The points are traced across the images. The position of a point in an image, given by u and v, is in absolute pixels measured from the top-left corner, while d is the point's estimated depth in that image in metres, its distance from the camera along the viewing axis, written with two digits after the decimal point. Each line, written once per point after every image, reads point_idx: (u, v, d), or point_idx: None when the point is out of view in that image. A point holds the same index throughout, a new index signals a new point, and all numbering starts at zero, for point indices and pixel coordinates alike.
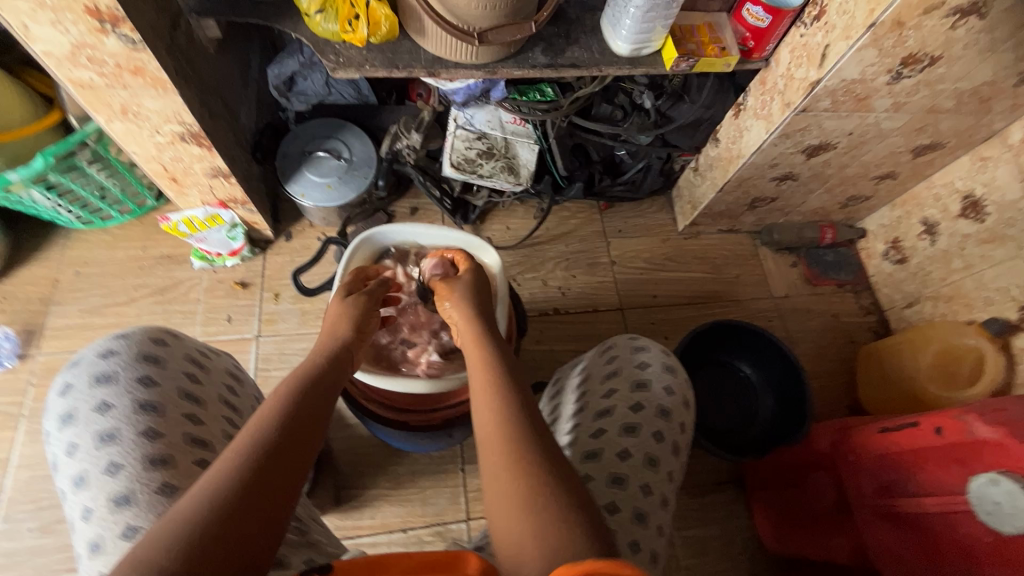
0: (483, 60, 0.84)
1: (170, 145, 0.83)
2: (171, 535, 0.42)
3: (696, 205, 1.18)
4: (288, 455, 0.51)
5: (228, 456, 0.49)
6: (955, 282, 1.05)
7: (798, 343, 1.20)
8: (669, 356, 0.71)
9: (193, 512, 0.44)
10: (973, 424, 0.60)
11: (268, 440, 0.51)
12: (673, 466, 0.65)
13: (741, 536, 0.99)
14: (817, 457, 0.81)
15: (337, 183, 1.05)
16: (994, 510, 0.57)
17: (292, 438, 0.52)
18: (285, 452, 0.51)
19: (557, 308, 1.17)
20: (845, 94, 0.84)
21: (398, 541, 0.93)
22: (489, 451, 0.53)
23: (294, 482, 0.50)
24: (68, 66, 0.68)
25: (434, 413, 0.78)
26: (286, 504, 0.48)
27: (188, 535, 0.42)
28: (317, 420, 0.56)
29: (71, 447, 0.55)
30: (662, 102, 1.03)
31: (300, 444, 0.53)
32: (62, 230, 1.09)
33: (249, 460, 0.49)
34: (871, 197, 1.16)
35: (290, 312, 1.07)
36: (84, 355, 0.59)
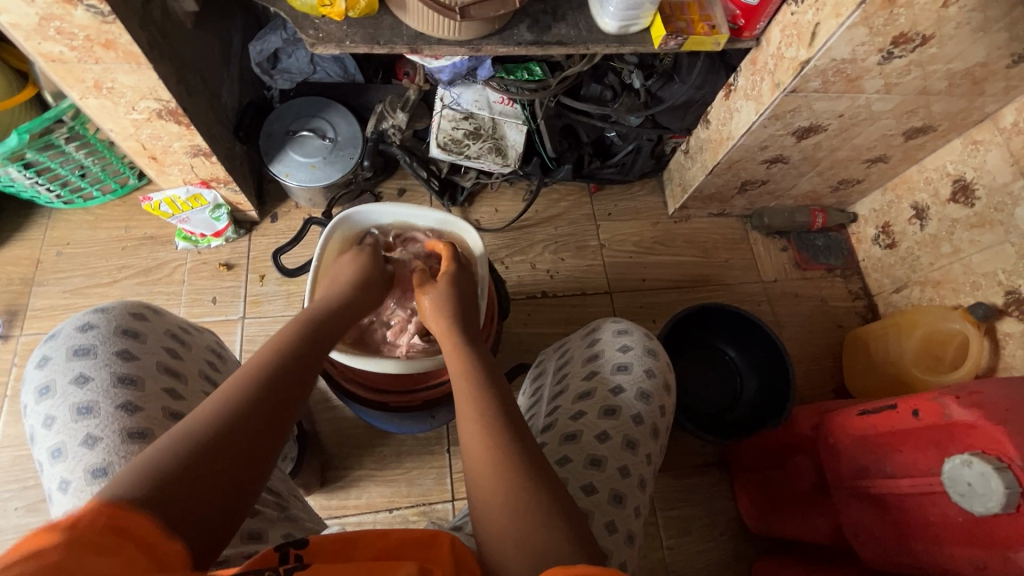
0: (466, 36, 0.82)
1: (147, 122, 0.81)
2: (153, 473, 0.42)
3: (686, 187, 1.17)
4: (285, 394, 0.53)
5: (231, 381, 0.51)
6: (943, 267, 1.05)
7: (785, 327, 1.20)
8: (652, 340, 0.70)
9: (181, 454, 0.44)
10: (950, 407, 0.59)
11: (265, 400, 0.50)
12: (652, 448, 0.65)
13: (724, 517, 1.00)
14: (799, 439, 0.82)
15: (321, 163, 1.04)
16: (966, 491, 0.55)
17: (288, 373, 0.54)
18: (282, 386, 0.53)
19: (545, 291, 1.17)
20: (836, 75, 0.83)
21: (384, 521, 0.93)
22: (467, 425, 0.54)
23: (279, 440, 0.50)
24: (37, 39, 0.66)
25: (414, 394, 0.79)
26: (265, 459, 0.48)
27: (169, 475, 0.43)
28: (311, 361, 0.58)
29: (48, 419, 0.54)
30: (652, 82, 1.02)
31: (297, 381, 0.55)
32: (44, 209, 1.07)
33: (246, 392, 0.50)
34: (863, 181, 1.15)
35: (275, 293, 1.06)
36: (62, 328, 0.58)
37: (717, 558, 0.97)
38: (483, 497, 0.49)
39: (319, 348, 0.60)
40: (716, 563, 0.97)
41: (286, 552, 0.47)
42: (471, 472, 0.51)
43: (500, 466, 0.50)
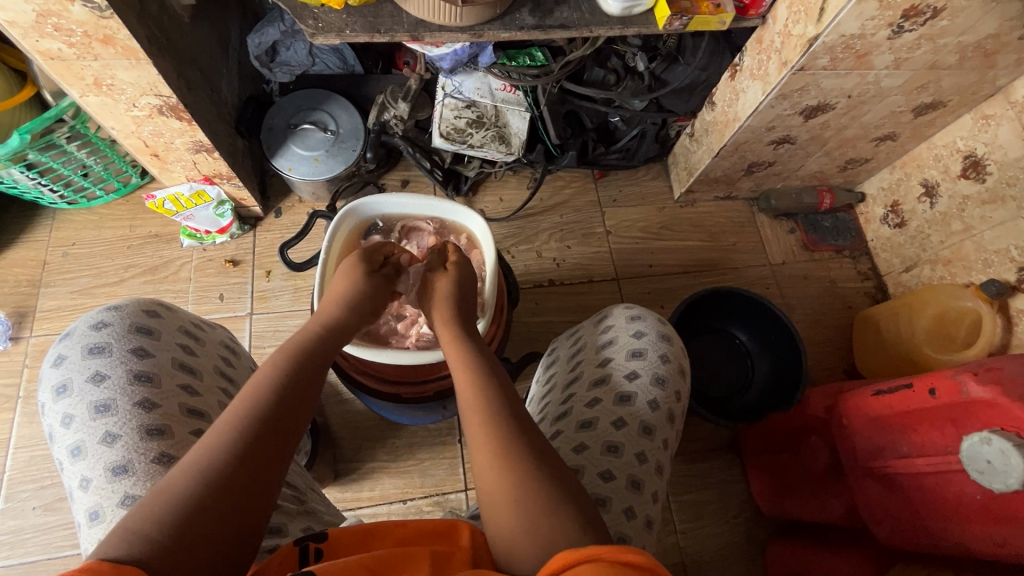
0: (468, 22, 0.80)
1: (148, 119, 0.81)
2: (162, 509, 0.42)
3: (692, 171, 1.16)
4: (276, 436, 0.50)
5: (219, 428, 0.49)
6: (954, 245, 1.04)
7: (795, 309, 1.19)
8: (665, 325, 0.70)
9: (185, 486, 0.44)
10: (968, 384, 0.59)
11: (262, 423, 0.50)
12: (668, 434, 0.64)
13: (737, 500, 1.00)
14: (812, 421, 0.82)
15: (324, 156, 1.03)
16: (986, 468, 0.55)
17: (280, 412, 0.52)
18: (274, 428, 0.50)
19: (552, 280, 1.16)
20: (845, 51, 0.81)
21: (398, 512, 0.94)
22: (473, 423, 0.53)
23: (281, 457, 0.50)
24: (35, 37, 0.65)
25: (426, 385, 0.79)
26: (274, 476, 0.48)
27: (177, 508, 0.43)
28: (305, 395, 0.55)
29: (67, 418, 0.55)
30: (656, 65, 1.00)
31: (289, 419, 0.52)
32: (48, 210, 1.07)
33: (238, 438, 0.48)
34: (871, 160, 1.13)
35: (282, 288, 1.06)
36: (77, 326, 0.58)
37: (731, 540, 0.98)
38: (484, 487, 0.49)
39: (309, 379, 0.57)
40: (730, 546, 0.97)
41: (307, 547, 0.48)
42: (478, 472, 0.50)
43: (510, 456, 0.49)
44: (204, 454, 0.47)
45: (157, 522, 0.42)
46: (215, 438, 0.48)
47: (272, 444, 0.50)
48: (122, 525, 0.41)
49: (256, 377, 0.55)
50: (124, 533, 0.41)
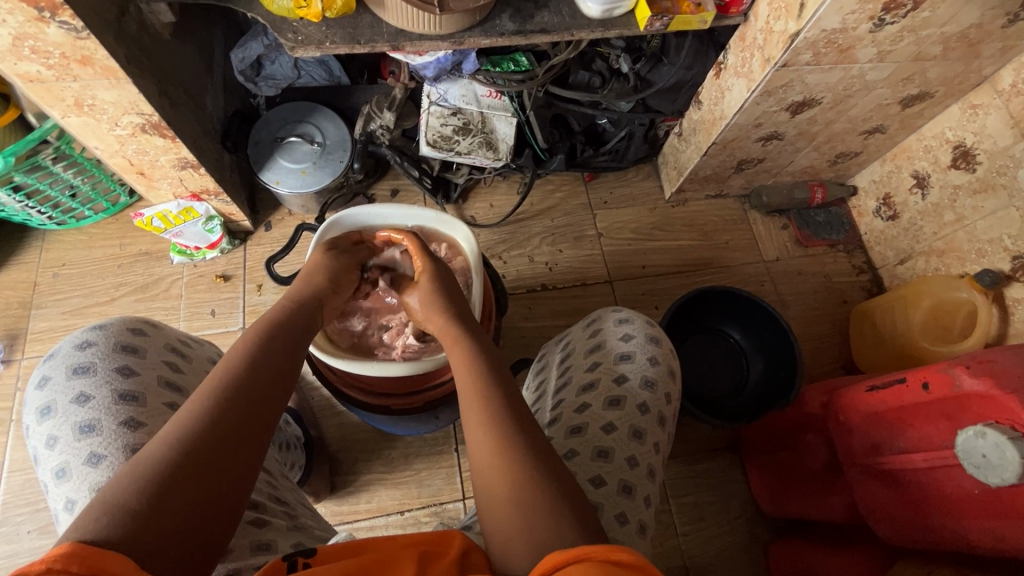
0: (447, 30, 0.80)
1: (132, 137, 0.80)
2: (142, 477, 0.43)
3: (682, 170, 1.16)
4: (248, 406, 0.51)
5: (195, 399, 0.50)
6: (947, 236, 1.03)
7: (790, 306, 1.19)
8: (654, 327, 0.69)
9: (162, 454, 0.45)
10: (961, 377, 0.58)
11: (230, 386, 0.51)
12: (659, 437, 0.64)
13: (737, 501, 0.99)
14: (808, 418, 0.81)
15: (312, 168, 1.03)
16: (981, 463, 0.54)
17: (256, 383, 0.53)
18: (247, 397, 0.51)
19: (545, 284, 1.16)
20: (827, 46, 0.81)
21: (396, 523, 0.93)
22: (474, 426, 0.53)
23: (255, 415, 0.51)
24: (13, 60, 0.65)
25: (415, 396, 0.77)
26: (250, 439, 0.49)
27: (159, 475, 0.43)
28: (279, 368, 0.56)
29: (51, 439, 0.54)
30: (641, 66, 1.01)
31: (261, 392, 0.53)
32: (38, 232, 1.07)
33: (214, 408, 0.49)
34: (860, 153, 1.13)
35: (274, 302, 1.06)
36: (61, 347, 0.58)
37: (734, 541, 0.97)
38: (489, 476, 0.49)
39: (291, 348, 0.59)
40: (733, 548, 0.96)
41: (294, 561, 0.46)
42: (479, 479, 0.51)
43: (500, 468, 0.49)
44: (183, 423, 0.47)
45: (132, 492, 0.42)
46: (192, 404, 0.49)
47: (250, 421, 0.50)
48: (100, 502, 0.42)
49: (228, 355, 0.55)
50: (99, 506, 0.41)
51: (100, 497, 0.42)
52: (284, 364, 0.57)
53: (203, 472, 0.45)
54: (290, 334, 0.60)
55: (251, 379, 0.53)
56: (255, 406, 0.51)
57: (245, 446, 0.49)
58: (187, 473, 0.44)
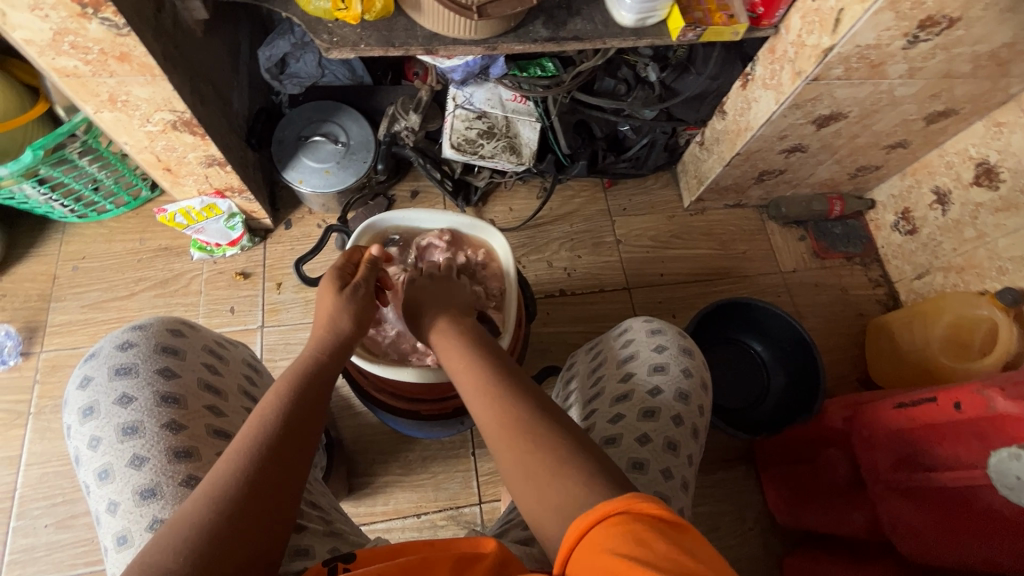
0: (482, 35, 0.80)
1: (162, 134, 0.80)
2: (180, 541, 0.43)
3: (702, 179, 1.16)
4: (289, 462, 0.50)
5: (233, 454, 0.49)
6: (967, 252, 1.04)
7: (806, 317, 1.19)
8: (686, 339, 0.69)
9: (200, 517, 0.45)
10: (995, 400, 0.58)
11: (271, 440, 0.50)
12: (693, 449, 0.64)
13: (753, 512, 0.99)
14: (830, 433, 0.82)
15: (335, 168, 1.03)
16: (1015, 484, 0.56)
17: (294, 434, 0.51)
18: (288, 453, 0.50)
19: (563, 290, 1.16)
20: (859, 61, 0.81)
21: (412, 526, 0.93)
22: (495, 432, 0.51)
23: (295, 467, 0.50)
24: (51, 54, 0.65)
25: (447, 402, 0.78)
26: (286, 498, 0.48)
27: (195, 540, 0.43)
28: (321, 402, 0.55)
29: (94, 440, 0.54)
30: (668, 74, 1.01)
31: (301, 446, 0.51)
32: (58, 224, 1.07)
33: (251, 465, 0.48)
34: (881, 167, 1.13)
35: (293, 301, 1.05)
36: (102, 347, 0.58)
37: (748, 552, 0.97)
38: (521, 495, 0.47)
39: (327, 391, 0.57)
40: (748, 559, 0.96)
41: (335, 566, 0.47)
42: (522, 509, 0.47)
43: None
44: (222, 482, 0.47)
45: (173, 557, 0.42)
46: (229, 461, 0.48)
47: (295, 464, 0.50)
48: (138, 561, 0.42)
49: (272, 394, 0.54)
50: (142, 569, 0.41)
51: (140, 558, 0.42)
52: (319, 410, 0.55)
53: (240, 528, 0.45)
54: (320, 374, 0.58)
55: (289, 431, 0.51)
56: (294, 457, 0.50)
57: (283, 496, 0.48)
58: (224, 539, 0.44)
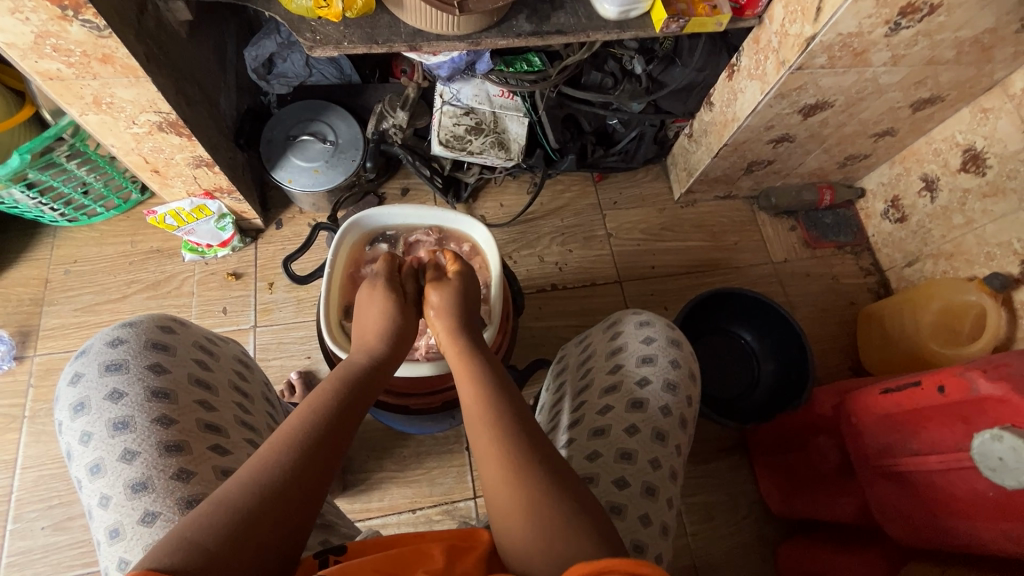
0: (465, 31, 0.80)
1: (149, 136, 0.80)
2: (218, 522, 0.43)
3: (692, 171, 1.16)
4: (329, 455, 0.51)
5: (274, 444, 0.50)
6: (955, 239, 1.04)
7: (798, 307, 1.19)
8: (674, 330, 0.70)
9: (240, 501, 0.45)
10: (977, 381, 0.59)
11: (316, 432, 0.51)
12: (681, 439, 0.64)
13: (747, 501, 1.00)
14: (820, 420, 0.82)
15: (324, 167, 1.03)
16: (999, 466, 0.56)
17: (337, 429, 0.53)
18: (331, 446, 0.51)
19: (554, 284, 1.16)
20: (843, 49, 0.81)
21: (408, 521, 0.94)
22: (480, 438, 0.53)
23: (333, 457, 0.51)
24: (33, 57, 0.65)
25: (435, 396, 0.78)
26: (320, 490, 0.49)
27: (232, 521, 0.44)
28: (362, 401, 0.57)
29: (85, 435, 0.54)
30: (653, 67, 1.01)
31: (338, 441, 0.52)
32: (49, 229, 1.07)
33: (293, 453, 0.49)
34: (870, 155, 1.14)
35: (286, 300, 1.06)
36: (93, 344, 0.58)
37: (742, 541, 0.97)
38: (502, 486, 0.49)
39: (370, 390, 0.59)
40: (742, 547, 0.97)
41: (325, 559, 0.48)
42: (494, 503, 0.49)
43: (520, 482, 0.48)
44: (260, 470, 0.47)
45: (209, 536, 0.43)
46: (272, 449, 0.49)
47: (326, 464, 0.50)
48: (175, 536, 0.42)
49: (313, 398, 0.55)
50: (181, 545, 0.41)
51: (178, 532, 0.43)
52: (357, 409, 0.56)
53: (276, 514, 0.46)
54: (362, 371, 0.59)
55: (332, 426, 0.52)
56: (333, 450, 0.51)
57: (318, 487, 0.49)
58: (261, 524, 0.45)
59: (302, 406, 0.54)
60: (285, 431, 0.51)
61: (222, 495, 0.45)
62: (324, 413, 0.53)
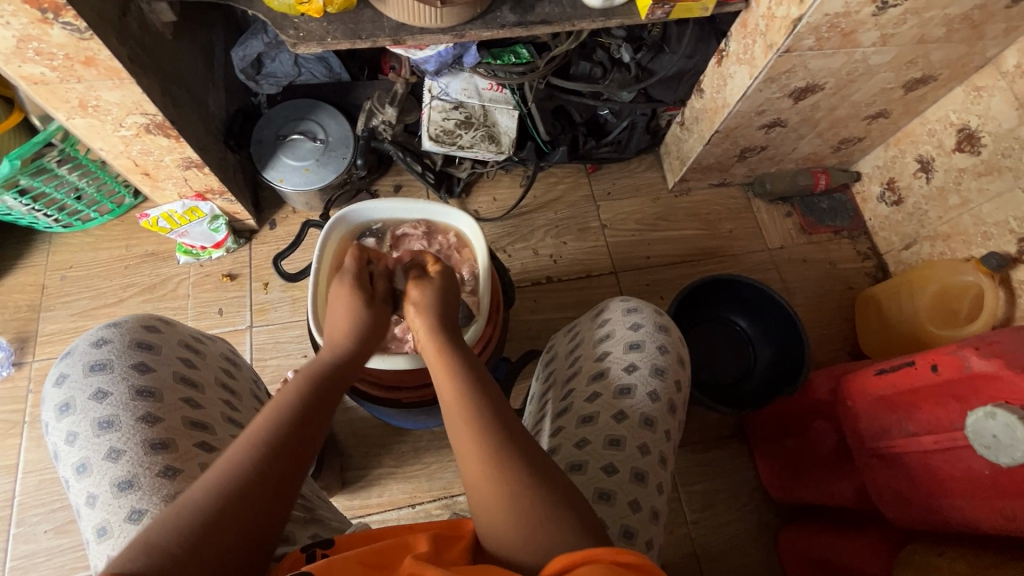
0: (448, 23, 0.80)
1: (137, 138, 0.81)
2: (183, 525, 0.43)
3: (685, 159, 1.15)
4: (296, 456, 0.51)
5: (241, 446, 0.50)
6: (952, 220, 1.03)
7: (795, 293, 1.19)
8: (662, 316, 0.69)
9: (206, 504, 0.45)
10: (970, 359, 0.58)
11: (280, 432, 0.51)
12: (670, 424, 0.64)
13: (746, 488, 1.00)
14: (816, 404, 0.82)
15: (315, 165, 1.03)
16: (993, 443, 0.55)
17: (302, 428, 0.53)
18: (298, 446, 0.51)
19: (549, 277, 1.16)
20: (830, 30, 0.81)
21: (407, 516, 0.94)
22: (463, 424, 0.52)
23: (301, 459, 0.51)
24: (17, 62, 0.65)
25: (427, 389, 0.79)
26: (290, 490, 0.49)
27: (197, 525, 0.44)
28: (330, 401, 0.57)
29: (70, 435, 0.55)
30: (642, 55, 1.00)
31: (306, 442, 0.52)
32: (44, 235, 1.07)
33: (258, 455, 0.49)
34: (864, 138, 1.13)
35: (281, 300, 1.06)
36: (77, 345, 0.58)
37: (742, 528, 0.97)
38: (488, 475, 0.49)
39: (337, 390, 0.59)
40: (742, 534, 0.97)
41: (312, 552, 0.48)
42: (474, 495, 0.49)
43: (507, 470, 0.48)
44: (225, 472, 0.47)
45: (174, 540, 0.43)
46: (239, 450, 0.49)
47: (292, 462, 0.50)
48: (140, 541, 0.42)
49: (278, 399, 0.54)
50: (145, 549, 0.42)
51: (143, 538, 0.43)
52: (325, 409, 0.56)
53: (242, 516, 0.46)
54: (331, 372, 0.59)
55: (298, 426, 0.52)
56: (301, 452, 0.51)
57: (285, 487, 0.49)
58: (224, 527, 0.44)
59: (268, 407, 0.54)
60: (251, 433, 0.51)
61: (188, 499, 0.45)
62: (289, 412, 0.53)
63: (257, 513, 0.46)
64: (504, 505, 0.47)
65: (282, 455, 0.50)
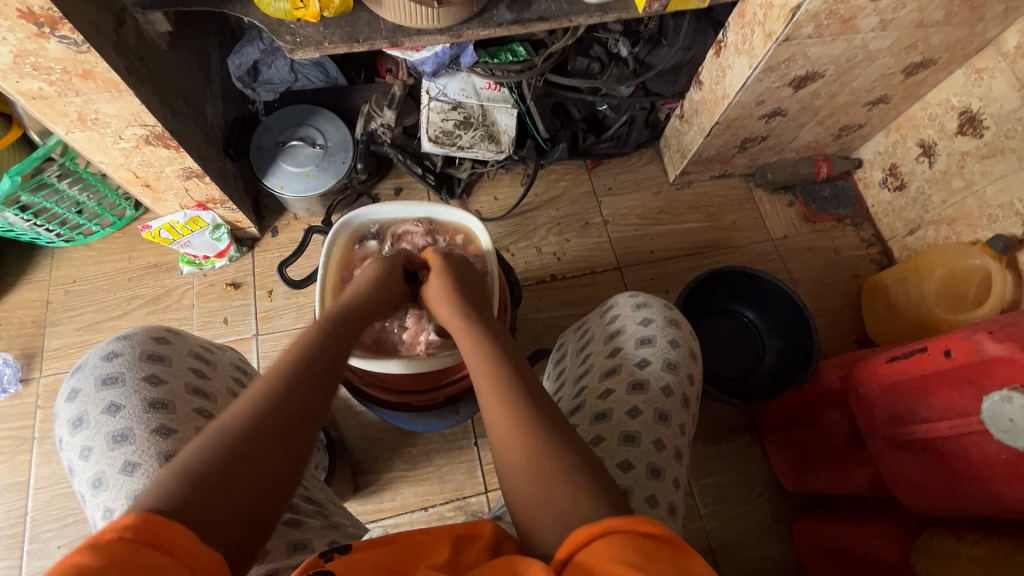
0: (445, 23, 0.80)
1: (136, 150, 0.80)
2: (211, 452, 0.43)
3: (686, 152, 1.15)
4: (316, 396, 0.51)
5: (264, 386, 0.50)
6: (957, 204, 1.02)
7: (800, 282, 1.18)
8: (672, 310, 0.69)
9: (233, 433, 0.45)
10: (984, 343, 0.58)
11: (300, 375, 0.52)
12: (684, 419, 0.64)
13: (759, 479, 0.99)
14: (829, 394, 0.81)
15: (315, 171, 1.03)
16: (1010, 427, 0.55)
17: (321, 375, 0.53)
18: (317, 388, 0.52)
19: (554, 274, 1.15)
20: (829, 17, 0.80)
21: (420, 520, 0.94)
22: (494, 416, 0.53)
23: (320, 402, 0.51)
24: (14, 77, 0.65)
25: (436, 392, 0.78)
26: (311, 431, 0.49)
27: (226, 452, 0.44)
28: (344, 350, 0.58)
29: (85, 450, 0.54)
30: (640, 48, 1.00)
31: (324, 386, 0.53)
32: (46, 250, 1.07)
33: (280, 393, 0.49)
34: (865, 125, 1.12)
35: (286, 307, 1.06)
36: (88, 359, 0.58)
37: (756, 519, 0.97)
38: (508, 479, 0.49)
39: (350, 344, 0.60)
40: (756, 525, 0.96)
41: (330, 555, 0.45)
42: (510, 492, 0.48)
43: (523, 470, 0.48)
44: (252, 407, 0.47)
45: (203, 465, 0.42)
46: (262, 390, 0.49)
47: (318, 390, 0.52)
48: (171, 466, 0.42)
49: (296, 345, 0.56)
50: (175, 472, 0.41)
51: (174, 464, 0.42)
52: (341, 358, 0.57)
53: (268, 447, 0.45)
54: (347, 328, 0.61)
55: (315, 374, 0.53)
56: (320, 392, 0.52)
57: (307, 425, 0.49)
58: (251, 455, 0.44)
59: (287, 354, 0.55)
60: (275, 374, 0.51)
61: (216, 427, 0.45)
62: (308, 359, 0.54)
63: (285, 439, 0.47)
64: (524, 503, 0.47)
65: (306, 389, 0.51)
